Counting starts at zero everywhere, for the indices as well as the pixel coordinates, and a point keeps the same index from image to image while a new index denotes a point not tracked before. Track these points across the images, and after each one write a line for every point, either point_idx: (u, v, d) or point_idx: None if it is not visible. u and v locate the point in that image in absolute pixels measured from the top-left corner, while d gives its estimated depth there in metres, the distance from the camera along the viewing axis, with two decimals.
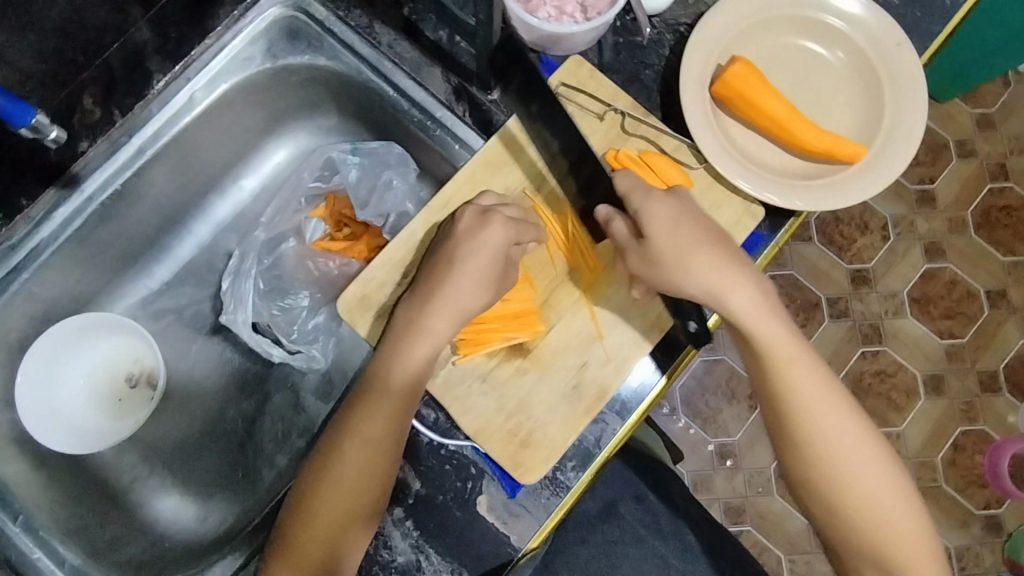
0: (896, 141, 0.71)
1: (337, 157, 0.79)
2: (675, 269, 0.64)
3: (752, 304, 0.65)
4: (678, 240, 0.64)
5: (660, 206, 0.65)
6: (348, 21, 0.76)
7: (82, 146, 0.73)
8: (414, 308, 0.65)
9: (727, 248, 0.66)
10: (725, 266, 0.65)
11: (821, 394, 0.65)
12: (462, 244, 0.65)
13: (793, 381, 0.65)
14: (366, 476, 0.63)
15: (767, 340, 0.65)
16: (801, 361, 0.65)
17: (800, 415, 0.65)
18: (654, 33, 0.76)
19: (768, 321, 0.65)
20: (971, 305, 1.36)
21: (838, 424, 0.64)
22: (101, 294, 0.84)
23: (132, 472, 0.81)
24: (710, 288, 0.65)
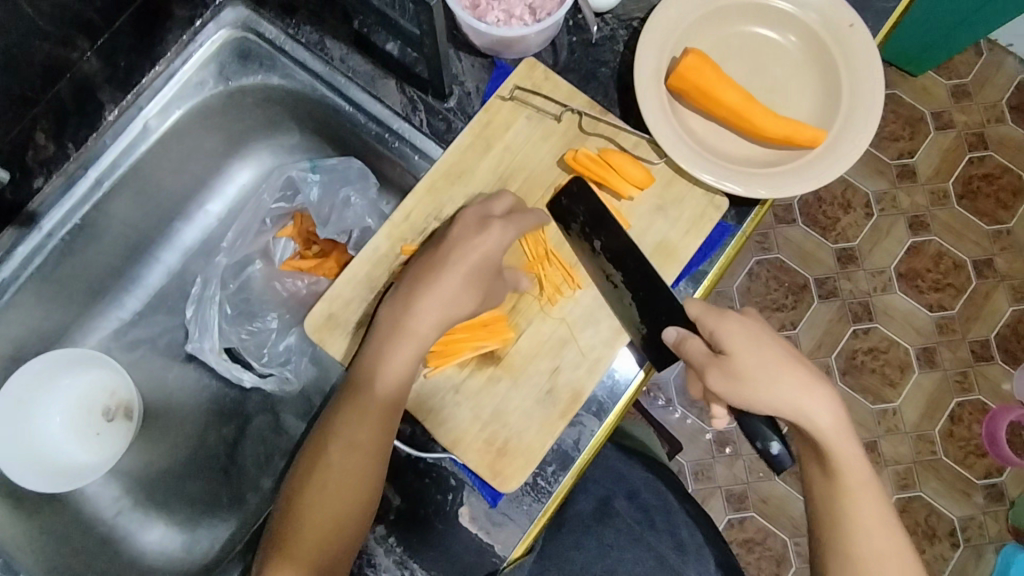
0: (857, 122, 0.70)
1: (297, 177, 0.79)
2: (761, 389, 0.59)
3: (837, 426, 0.61)
4: (761, 356, 0.60)
5: (739, 323, 0.62)
6: (297, 38, 0.75)
7: (37, 183, 0.73)
8: (401, 309, 0.63)
9: (810, 367, 0.62)
10: (811, 383, 0.60)
11: (882, 527, 0.61)
12: (455, 242, 0.64)
13: (854, 504, 0.61)
14: (356, 478, 0.61)
15: (846, 463, 0.61)
16: (869, 488, 0.62)
17: (859, 544, 0.61)
18: (606, 30, 0.76)
19: (849, 443, 0.61)
20: (959, 276, 1.36)
21: (890, 558, 0.61)
22: (72, 328, 0.83)
23: (117, 504, 0.81)
24: (797, 405, 0.60)
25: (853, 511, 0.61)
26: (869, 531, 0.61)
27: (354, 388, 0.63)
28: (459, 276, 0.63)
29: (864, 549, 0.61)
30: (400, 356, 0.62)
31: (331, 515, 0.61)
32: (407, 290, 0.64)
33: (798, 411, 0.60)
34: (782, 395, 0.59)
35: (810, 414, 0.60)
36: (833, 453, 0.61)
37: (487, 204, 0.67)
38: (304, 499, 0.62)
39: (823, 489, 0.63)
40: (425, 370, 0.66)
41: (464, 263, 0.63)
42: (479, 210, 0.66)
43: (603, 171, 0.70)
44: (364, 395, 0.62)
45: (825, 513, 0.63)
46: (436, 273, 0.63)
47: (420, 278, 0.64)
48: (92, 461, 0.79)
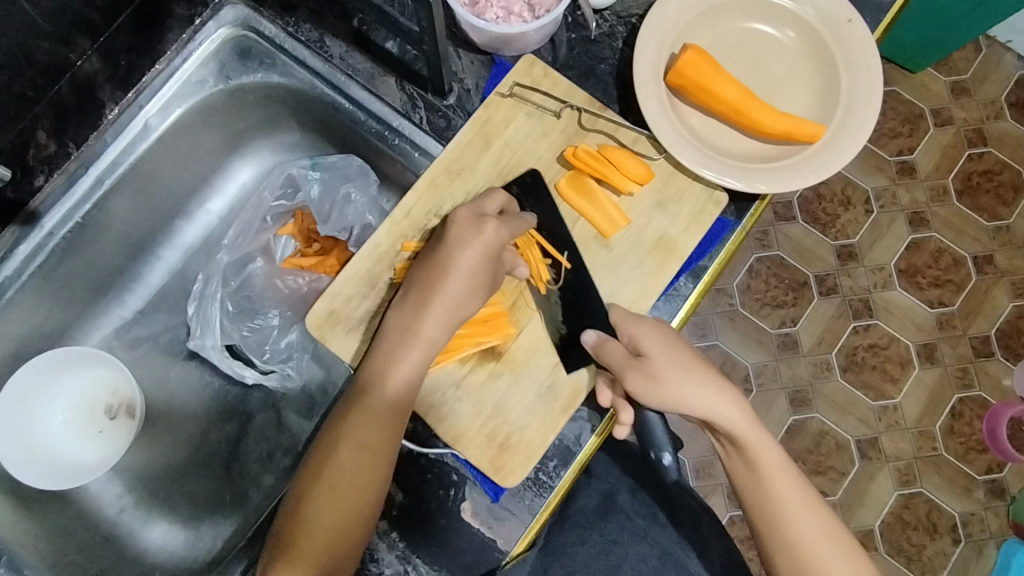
0: (856, 117, 0.71)
1: (297, 175, 0.79)
2: (676, 389, 0.62)
3: (744, 417, 0.63)
4: (676, 359, 0.63)
5: (650, 327, 0.65)
6: (297, 36, 0.75)
7: (39, 181, 0.73)
8: (407, 313, 0.64)
9: (709, 367, 0.65)
10: (712, 379, 0.64)
11: (810, 512, 0.62)
12: (453, 244, 0.63)
13: (779, 494, 0.62)
14: (364, 481, 0.61)
15: (759, 451, 0.63)
16: (788, 475, 0.63)
17: (794, 536, 0.61)
18: (605, 27, 0.76)
19: (759, 433, 0.63)
20: (958, 273, 1.36)
21: (827, 545, 0.61)
22: (74, 327, 0.83)
23: (119, 502, 0.81)
24: (705, 401, 0.63)
25: (780, 501, 0.62)
26: (798, 519, 0.62)
27: (359, 392, 0.63)
28: (460, 280, 0.63)
29: (798, 540, 0.61)
30: (405, 361, 0.63)
31: (336, 517, 0.61)
32: (412, 295, 0.64)
33: (706, 408, 0.63)
34: (691, 393, 0.62)
35: (719, 408, 0.62)
36: (744, 443, 0.63)
37: (479, 202, 0.66)
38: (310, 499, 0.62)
39: (747, 484, 0.64)
40: None
41: (462, 267, 0.63)
42: (474, 209, 0.65)
43: (603, 168, 0.70)
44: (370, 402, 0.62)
45: (756, 510, 0.63)
46: (437, 277, 0.63)
47: (421, 281, 0.64)
48: (94, 458, 0.80)
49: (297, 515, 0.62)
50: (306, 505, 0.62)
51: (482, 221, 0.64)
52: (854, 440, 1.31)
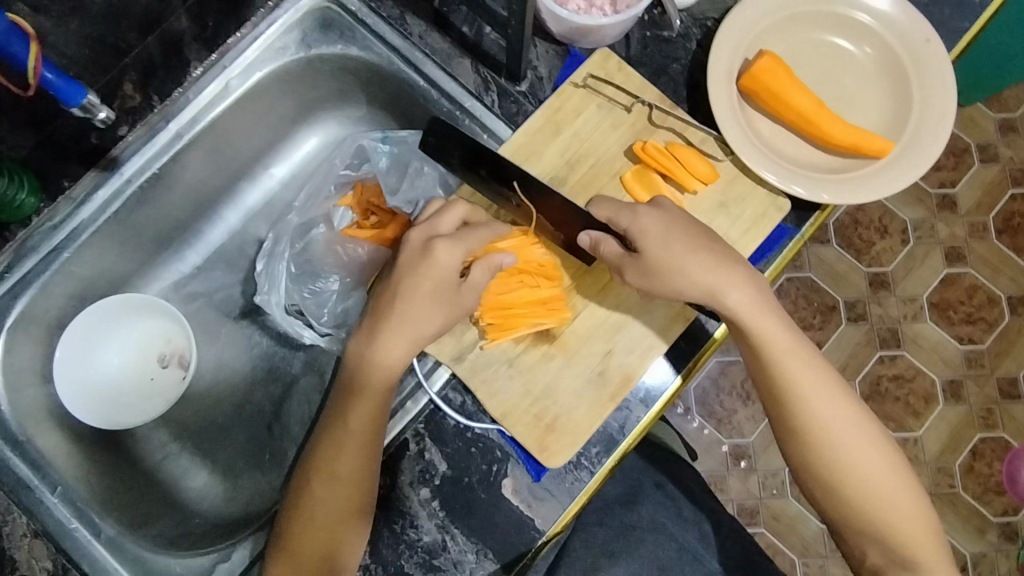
0: (924, 137, 0.71)
1: (368, 146, 0.81)
2: (671, 277, 0.64)
3: (751, 302, 0.64)
4: (674, 248, 0.64)
5: (650, 219, 0.65)
6: (379, 12, 0.77)
7: (122, 131, 0.75)
8: (363, 339, 0.65)
9: (717, 249, 0.65)
10: (720, 265, 0.64)
11: (820, 392, 0.65)
12: (403, 270, 0.65)
13: (790, 372, 0.65)
14: (353, 473, 0.63)
15: (768, 336, 0.65)
16: (797, 357, 0.66)
17: (804, 418, 0.65)
18: (681, 27, 0.77)
19: (767, 317, 0.65)
20: (992, 311, 1.35)
21: (836, 413, 0.65)
22: (134, 277, 0.86)
23: (163, 450, 0.83)
24: (715, 290, 0.64)
25: (793, 384, 0.65)
26: (808, 399, 0.65)
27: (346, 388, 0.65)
28: (423, 299, 0.64)
29: (811, 420, 0.65)
30: (373, 367, 0.64)
31: (330, 505, 0.63)
32: (370, 322, 0.66)
33: (716, 293, 0.64)
34: (695, 278, 0.64)
35: (728, 293, 0.64)
36: (755, 330, 0.65)
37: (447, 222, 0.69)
38: (308, 487, 0.65)
39: (759, 370, 0.67)
40: (483, 341, 0.69)
41: (422, 286, 0.64)
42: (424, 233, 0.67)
43: (673, 162, 0.71)
44: (356, 392, 0.64)
45: (770, 395, 0.67)
46: (392, 298, 0.65)
47: (378, 307, 0.66)
48: (143, 403, 0.82)
49: (297, 501, 0.65)
50: (307, 491, 0.64)
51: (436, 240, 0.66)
52: None
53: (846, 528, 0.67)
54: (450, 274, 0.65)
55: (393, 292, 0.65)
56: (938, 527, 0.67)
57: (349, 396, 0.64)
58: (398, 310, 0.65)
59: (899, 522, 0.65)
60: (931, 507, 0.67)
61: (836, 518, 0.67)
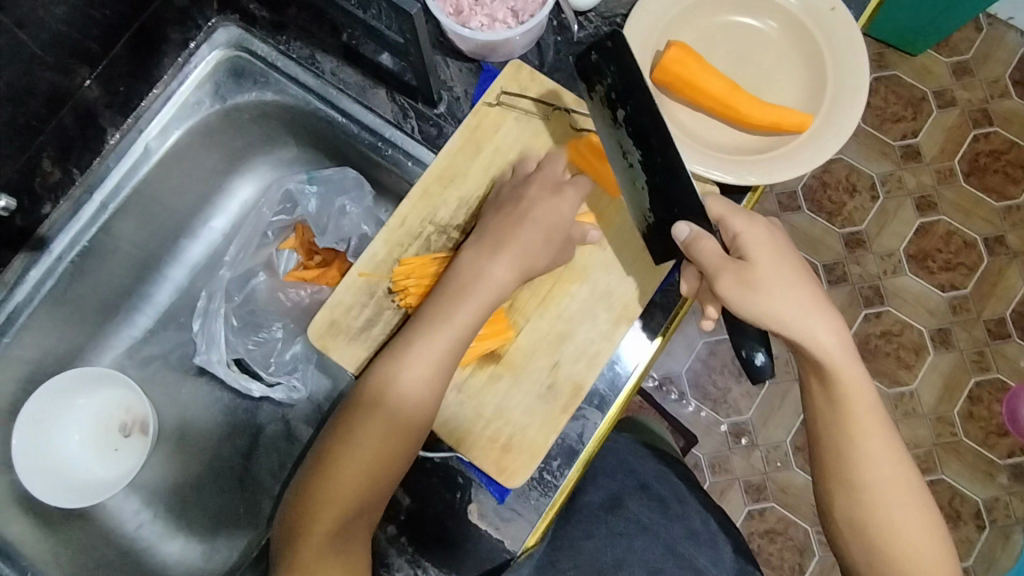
0: (843, 105, 0.71)
1: (295, 189, 0.81)
2: (772, 297, 0.60)
3: (844, 351, 0.61)
4: (769, 272, 0.61)
5: (762, 231, 0.63)
6: (288, 54, 0.77)
7: (46, 209, 0.76)
8: (484, 252, 0.66)
9: (816, 290, 0.62)
10: (812, 309, 0.61)
11: (888, 453, 0.62)
12: (531, 197, 0.68)
13: (861, 425, 0.61)
14: (413, 423, 0.62)
15: (849, 386, 0.61)
16: (872, 412, 0.62)
17: (866, 473, 0.61)
18: (590, 29, 0.76)
19: (857, 369, 0.61)
20: (970, 254, 1.34)
21: (897, 475, 0.61)
22: (86, 350, 0.85)
23: (137, 518, 0.83)
24: (805, 331, 0.60)
25: (863, 436, 0.61)
26: (874, 454, 0.61)
27: (451, 291, 0.65)
28: (469, 305, 0.64)
29: (872, 478, 0.61)
30: (409, 378, 0.62)
31: (346, 508, 0.61)
32: (490, 238, 0.67)
33: (804, 337, 0.60)
34: (780, 311, 0.60)
35: (809, 337, 0.60)
36: (837, 377, 0.61)
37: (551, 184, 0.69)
38: (376, 397, 0.62)
39: (830, 418, 0.63)
40: None
41: (534, 215, 0.67)
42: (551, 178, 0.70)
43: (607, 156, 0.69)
44: (443, 316, 0.64)
45: (835, 442, 0.63)
46: (514, 219, 0.67)
47: (501, 223, 0.67)
48: (108, 476, 0.81)
49: (363, 412, 0.63)
50: (375, 404, 0.62)
51: (502, 242, 0.66)
52: None
53: None
54: (528, 231, 0.67)
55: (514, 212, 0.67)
56: None
57: (374, 400, 0.62)
58: (442, 313, 0.64)
59: None
60: None
61: None
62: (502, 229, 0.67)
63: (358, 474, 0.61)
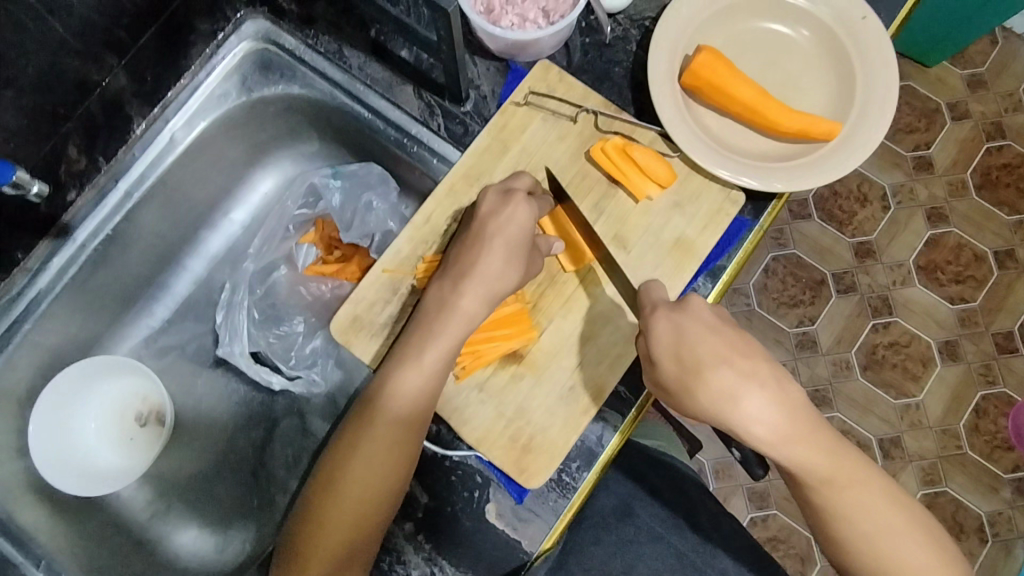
0: (871, 114, 0.70)
1: (319, 183, 0.82)
2: (694, 393, 0.59)
3: (781, 428, 0.58)
4: (700, 351, 0.59)
5: (666, 324, 0.61)
6: (316, 47, 0.76)
7: (70, 196, 0.76)
8: (447, 286, 0.64)
9: (747, 364, 0.59)
10: (739, 390, 0.58)
11: (871, 496, 0.60)
12: (487, 221, 0.65)
13: (829, 491, 0.59)
14: (397, 455, 0.62)
15: (800, 461, 0.58)
16: (842, 462, 0.60)
17: (849, 534, 0.60)
18: (618, 30, 0.76)
19: (804, 441, 0.58)
20: (980, 268, 1.34)
21: (881, 521, 0.59)
22: (103, 338, 0.85)
23: (150, 508, 0.83)
24: (735, 421, 0.59)
25: (832, 500, 0.59)
26: (849, 513, 0.59)
27: (427, 322, 0.64)
28: (438, 342, 0.63)
29: (866, 530, 0.59)
30: (391, 410, 0.62)
31: (336, 557, 0.62)
32: (455, 268, 0.65)
33: (738, 425, 0.59)
34: (714, 402, 0.59)
35: (749, 421, 0.58)
36: (784, 456, 0.59)
37: (506, 182, 0.68)
38: (359, 437, 0.63)
39: (795, 489, 0.61)
40: (454, 373, 0.68)
41: (498, 244, 0.64)
42: (503, 188, 0.67)
43: (625, 169, 0.70)
44: (421, 344, 0.63)
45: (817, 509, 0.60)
46: (478, 249, 0.65)
47: (462, 254, 0.65)
48: (125, 464, 0.82)
49: (348, 451, 0.63)
50: (360, 440, 0.63)
51: (463, 274, 0.64)
52: (876, 439, 1.30)
53: None
54: (501, 252, 0.64)
55: (477, 243, 0.65)
56: None
57: (358, 444, 0.63)
58: (413, 348, 0.63)
59: None
60: None
61: None
62: (465, 260, 0.65)
63: (355, 509, 0.62)
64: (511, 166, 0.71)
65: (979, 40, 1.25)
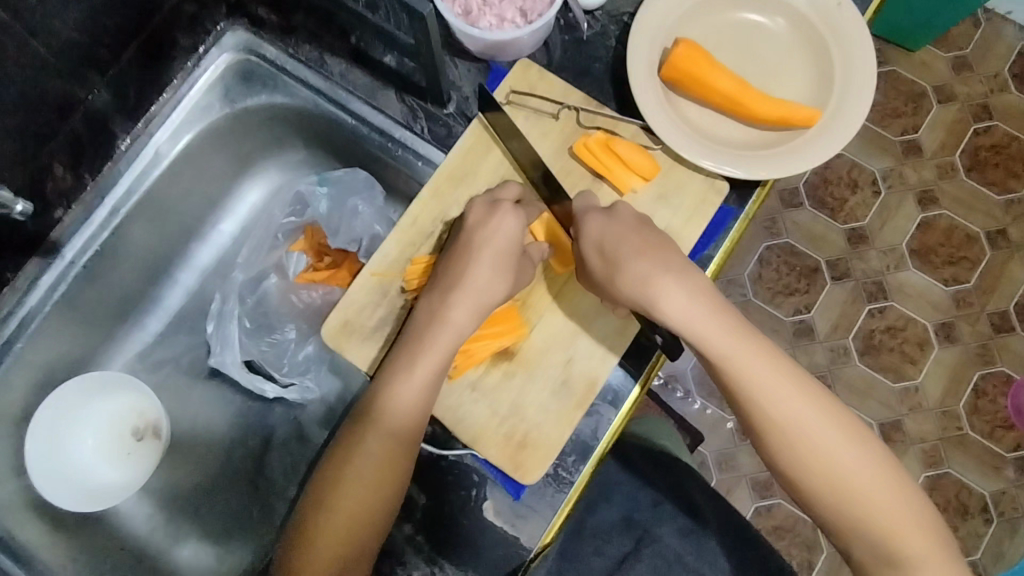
0: (849, 99, 0.71)
1: (307, 191, 0.82)
2: (612, 279, 0.62)
3: (686, 307, 0.60)
4: (617, 245, 0.63)
5: (594, 224, 0.64)
6: (298, 56, 0.77)
7: (58, 214, 0.76)
8: (435, 299, 0.64)
9: (661, 254, 0.62)
10: (648, 273, 0.61)
11: (797, 389, 0.59)
12: (473, 232, 0.66)
13: (742, 374, 0.59)
14: (389, 467, 0.62)
15: (708, 340, 0.60)
16: (764, 351, 0.60)
17: (764, 417, 0.59)
18: (597, 27, 0.77)
19: (710, 322, 0.60)
20: (972, 248, 1.34)
21: (793, 404, 0.59)
22: (97, 354, 0.86)
23: (150, 522, 0.83)
24: (647, 301, 0.61)
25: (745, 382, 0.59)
26: (760, 395, 0.59)
27: (417, 332, 0.64)
28: (429, 354, 0.63)
29: (780, 414, 0.59)
30: (383, 423, 0.62)
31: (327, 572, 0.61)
32: (443, 280, 0.65)
33: (649, 305, 0.61)
34: (628, 284, 0.61)
35: (663, 305, 0.60)
36: (693, 336, 0.60)
37: (492, 194, 0.69)
38: (350, 449, 0.63)
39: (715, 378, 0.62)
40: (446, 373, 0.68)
41: (485, 255, 0.65)
42: (490, 199, 0.68)
43: (607, 163, 0.70)
44: (413, 356, 0.63)
45: (733, 396, 0.61)
46: (465, 261, 0.65)
47: (450, 265, 0.65)
48: (124, 478, 0.82)
49: (339, 463, 0.63)
50: (352, 452, 0.62)
51: (452, 285, 0.64)
52: (877, 423, 1.30)
53: (821, 516, 0.60)
54: (490, 261, 0.65)
55: (464, 255, 0.65)
56: (929, 513, 0.59)
57: (349, 458, 0.62)
58: (404, 361, 0.63)
59: (876, 508, 0.58)
60: (921, 499, 0.59)
61: (817, 511, 0.60)
62: (453, 272, 0.65)
63: (345, 523, 0.62)
64: (497, 165, 0.72)
65: (962, 21, 1.25)
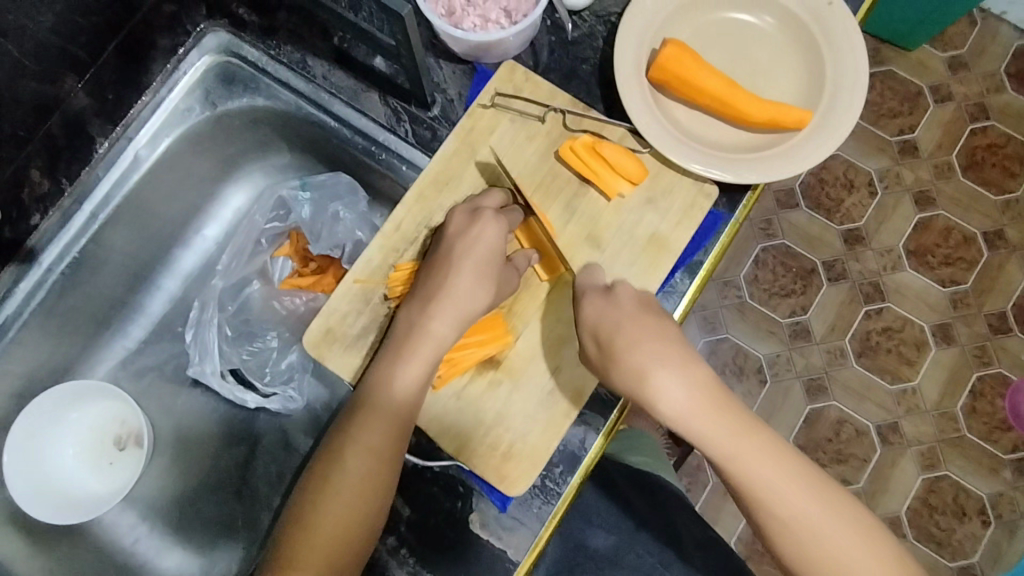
0: (841, 101, 0.69)
1: (287, 196, 0.81)
2: (608, 368, 0.60)
3: (689, 404, 0.57)
4: (616, 333, 0.60)
5: (591, 308, 0.63)
6: (280, 58, 0.75)
7: (35, 220, 0.76)
8: (415, 310, 0.63)
9: (664, 342, 0.60)
10: (647, 364, 0.58)
11: (797, 486, 0.55)
12: (453, 240, 0.64)
13: (746, 473, 0.56)
14: (371, 482, 0.60)
15: (709, 437, 0.56)
16: (763, 450, 0.56)
17: (767, 512, 0.56)
18: (585, 27, 0.75)
19: (714, 422, 0.56)
20: (969, 249, 1.33)
21: (797, 498, 0.55)
22: (78, 362, 0.84)
23: (133, 533, 0.82)
24: (643, 395, 0.58)
25: (747, 479, 0.56)
26: (762, 493, 0.55)
27: (399, 342, 0.63)
28: (411, 363, 0.62)
29: (783, 511, 0.55)
30: (364, 434, 0.60)
31: None
32: (423, 291, 0.64)
33: (650, 402, 0.58)
34: (626, 376, 0.59)
35: (659, 402, 0.57)
36: (695, 434, 0.57)
37: (475, 200, 0.68)
38: (331, 464, 0.61)
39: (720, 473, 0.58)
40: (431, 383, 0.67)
41: (467, 264, 0.63)
42: (470, 207, 0.66)
43: (594, 167, 0.69)
44: (394, 365, 0.62)
45: (736, 492, 0.57)
46: (446, 270, 0.64)
47: (431, 274, 0.64)
48: (103, 490, 0.81)
49: (320, 480, 0.60)
50: (333, 468, 0.60)
51: (432, 294, 0.63)
52: (874, 426, 1.29)
53: None
54: (472, 268, 0.63)
55: (445, 263, 0.64)
56: None
57: (330, 474, 0.60)
58: (385, 372, 0.62)
59: None
60: None
61: None
62: (433, 281, 0.64)
63: (326, 543, 0.59)
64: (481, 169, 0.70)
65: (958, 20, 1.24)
